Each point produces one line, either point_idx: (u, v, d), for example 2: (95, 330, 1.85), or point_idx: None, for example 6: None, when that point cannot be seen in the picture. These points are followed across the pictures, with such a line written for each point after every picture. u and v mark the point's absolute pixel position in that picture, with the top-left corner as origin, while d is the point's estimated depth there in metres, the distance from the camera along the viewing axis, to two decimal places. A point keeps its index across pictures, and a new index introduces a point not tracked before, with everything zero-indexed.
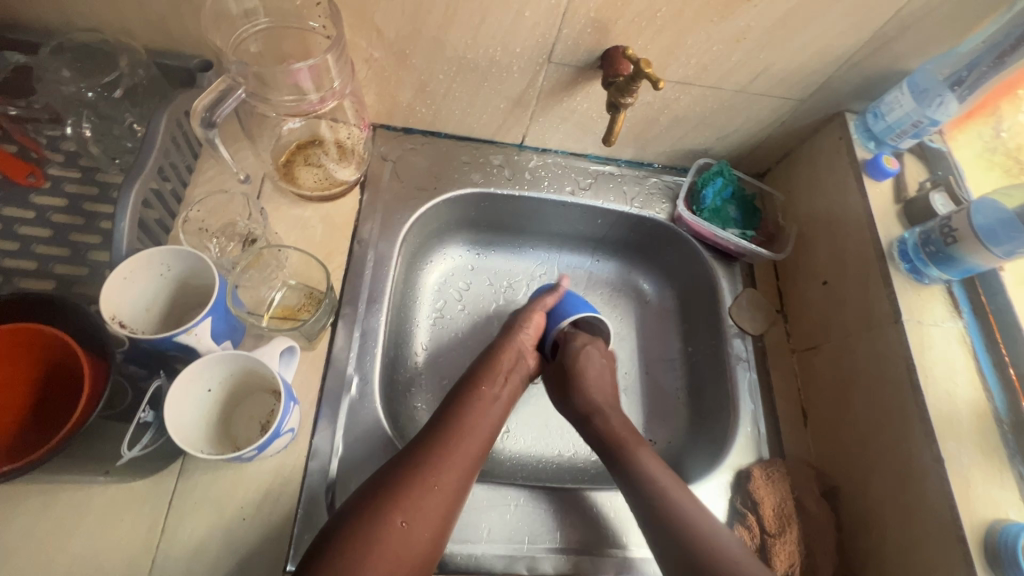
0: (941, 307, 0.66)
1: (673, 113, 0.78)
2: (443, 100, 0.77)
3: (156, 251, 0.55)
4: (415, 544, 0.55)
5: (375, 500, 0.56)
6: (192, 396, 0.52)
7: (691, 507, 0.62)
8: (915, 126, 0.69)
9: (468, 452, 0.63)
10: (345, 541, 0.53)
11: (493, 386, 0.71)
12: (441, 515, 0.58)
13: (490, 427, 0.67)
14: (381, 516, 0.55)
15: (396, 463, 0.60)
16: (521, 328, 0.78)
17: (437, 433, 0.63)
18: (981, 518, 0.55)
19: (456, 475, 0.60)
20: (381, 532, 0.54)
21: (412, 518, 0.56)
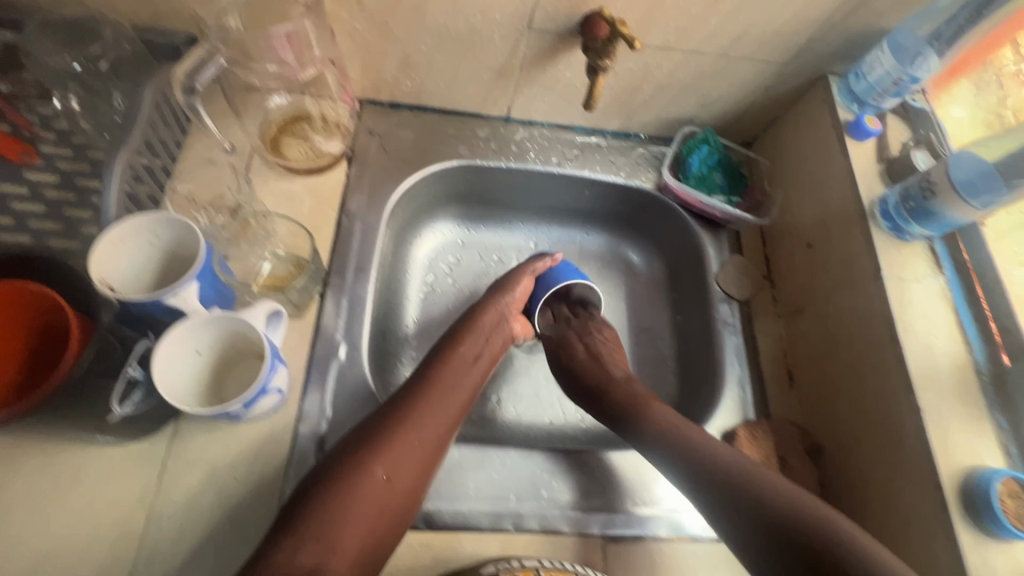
0: (923, 264, 0.66)
1: (657, 80, 0.78)
2: (427, 72, 0.77)
3: (143, 218, 0.56)
4: (398, 497, 0.56)
5: (357, 453, 0.56)
6: (180, 356, 0.54)
7: (719, 449, 0.61)
8: (896, 84, 0.69)
9: (450, 409, 0.64)
10: (327, 493, 0.53)
11: (474, 346, 0.71)
12: (422, 469, 0.59)
13: (472, 386, 0.68)
14: (364, 467, 0.55)
15: (377, 418, 0.60)
16: (507, 290, 0.78)
17: (417, 391, 0.63)
18: (959, 466, 0.56)
19: (439, 430, 0.61)
20: (364, 484, 0.54)
21: (393, 472, 0.57)
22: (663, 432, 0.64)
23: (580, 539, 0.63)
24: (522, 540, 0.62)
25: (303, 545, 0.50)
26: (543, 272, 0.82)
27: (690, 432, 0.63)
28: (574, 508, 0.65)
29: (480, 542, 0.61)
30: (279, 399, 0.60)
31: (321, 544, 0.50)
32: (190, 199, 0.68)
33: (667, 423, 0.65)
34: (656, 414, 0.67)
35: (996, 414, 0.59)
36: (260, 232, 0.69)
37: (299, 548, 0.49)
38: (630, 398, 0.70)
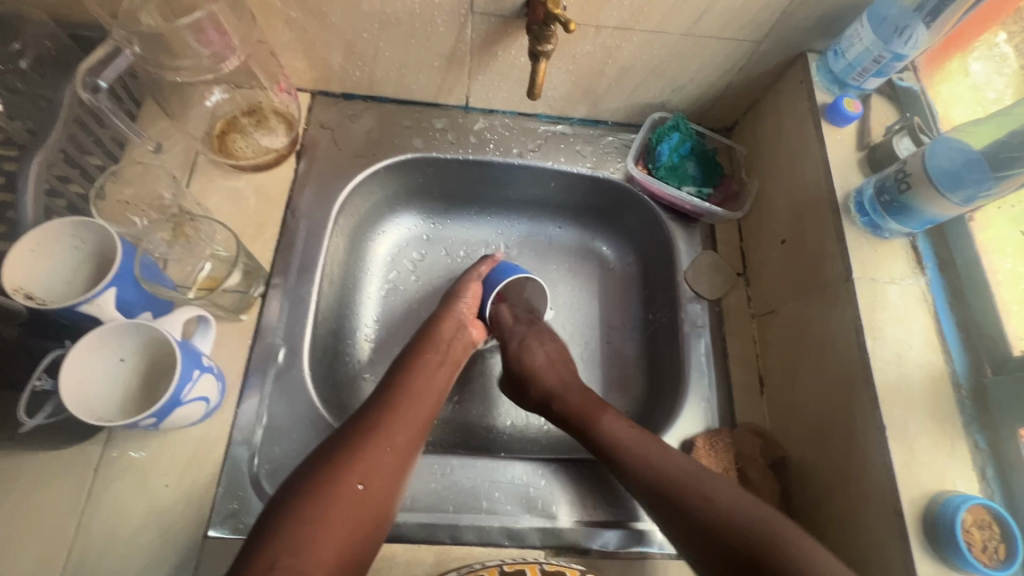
0: (902, 264, 0.60)
1: (619, 64, 0.72)
2: (374, 62, 0.73)
3: (59, 222, 0.53)
4: (374, 507, 0.50)
5: (325, 464, 0.50)
6: (99, 364, 0.52)
7: (656, 461, 0.57)
8: (877, 62, 0.63)
9: (419, 415, 0.59)
10: (295, 507, 0.47)
11: (437, 353, 0.67)
12: (397, 476, 0.53)
13: (438, 391, 0.63)
14: (334, 478, 0.49)
15: (344, 428, 0.55)
16: (459, 298, 0.74)
17: (385, 398, 0.58)
18: (924, 490, 0.51)
19: (408, 435, 0.56)
20: (336, 493, 0.49)
21: (369, 478, 0.51)
22: (612, 443, 0.60)
23: (519, 551, 0.61)
24: (459, 552, 0.60)
25: (278, 564, 0.44)
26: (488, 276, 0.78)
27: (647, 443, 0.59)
28: (515, 520, 0.62)
29: (414, 554, 0.59)
30: (210, 406, 0.60)
31: (297, 560, 0.44)
32: (125, 202, 0.67)
33: (618, 432, 0.61)
34: (606, 422, 0.62)
35: (973, 432, 0.53)
36: (196, 233, 0.66)
37: (274, 568, 0.43)
38: (584, 403, 0.66)
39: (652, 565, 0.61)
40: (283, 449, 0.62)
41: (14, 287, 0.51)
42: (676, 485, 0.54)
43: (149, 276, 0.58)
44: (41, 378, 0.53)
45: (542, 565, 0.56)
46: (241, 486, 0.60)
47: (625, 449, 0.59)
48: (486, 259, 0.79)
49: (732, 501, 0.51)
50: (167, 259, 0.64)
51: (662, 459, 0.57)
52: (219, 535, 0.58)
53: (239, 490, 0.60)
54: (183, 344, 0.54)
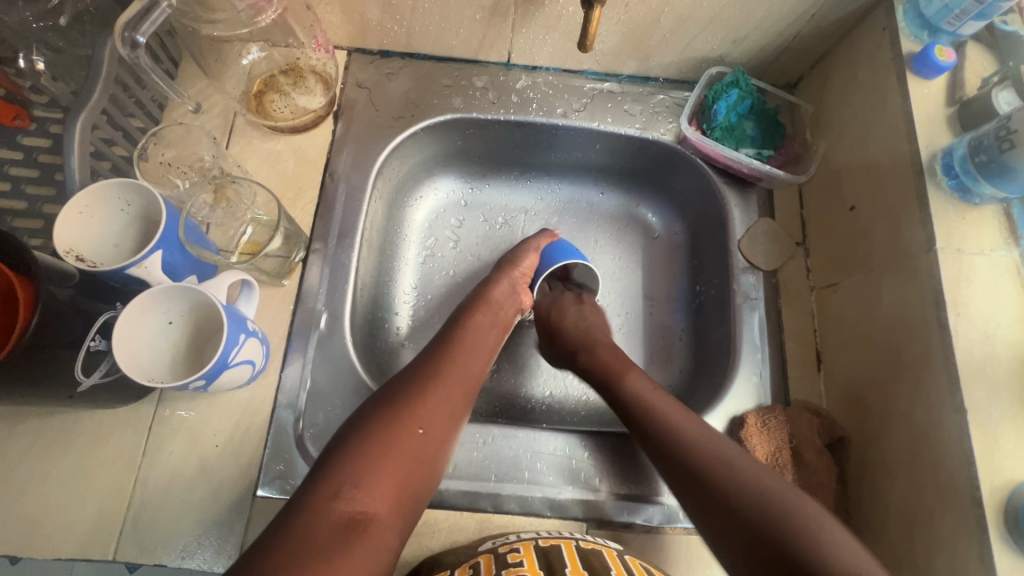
0: (992, 233, 0.54)
1: (676, 12, 0.66)
2: (413, 15, 0.69)
3: (104, 183, 0.53)
4: (432, 452, 0.50)
5: (385, 407, 0.50)
6: (148, 327, 0.52)
7: (676, 421, 0.55)
8: (978, 3, 0.56)
9: (474, 368, 0.58)
10: (356, 442, 0.47)
11: (491, 314, 0.66)
12: (454, 425, 0.53)
13: (491, 350, 0.62)
14: (395, 421, 0.49)
15: (402, 376, 0.55)
16: (515, 263, 0.72)
17: (441, 351, 0.58)
18: (1006, 478, 0.47)
19: (462, 388, 0.56)
20: (398, 435, 0.49)
21: (428, 424, 0.51)
22: (641, 405, 0.58)
23: (560, 522, 0.60)
24: (501, 520, 0.60)
25: (341, 493, 0.44)
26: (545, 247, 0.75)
27: (659, 407, 0.57)
28: (556, 491, 0.61)
29: (457, 520, 0.59)
30: (256, 369, 0.60)
31: (360, 492, 0.44)
32: (166, 164, 0.66)
33: (658, 412, 0.57)
34: (633, 383, 0.61)
35: None
36: (238, 195, 0.65)
37: (337, 497, 0.44)
38: (609, 360, 0.65)
39: (698, 542, 0.60)
40: (327, 412, 0.63)
41: (65, 250, 0.52)
42: (695, 454, 0.52)
43: (194, 240, 0.58)
44: (96, 340, 0.53)
45: (576, 542, 0.54)
46: (287, 448, 0.61)
47: (655, 415, 0.57)
48: (547, 233, 0.76)
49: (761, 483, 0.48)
50: (211, 222, 0.64)
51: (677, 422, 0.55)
52: (268, 494, 0.59)
53: (284, 452, 0.61)
54: (228, 307, 0.54)
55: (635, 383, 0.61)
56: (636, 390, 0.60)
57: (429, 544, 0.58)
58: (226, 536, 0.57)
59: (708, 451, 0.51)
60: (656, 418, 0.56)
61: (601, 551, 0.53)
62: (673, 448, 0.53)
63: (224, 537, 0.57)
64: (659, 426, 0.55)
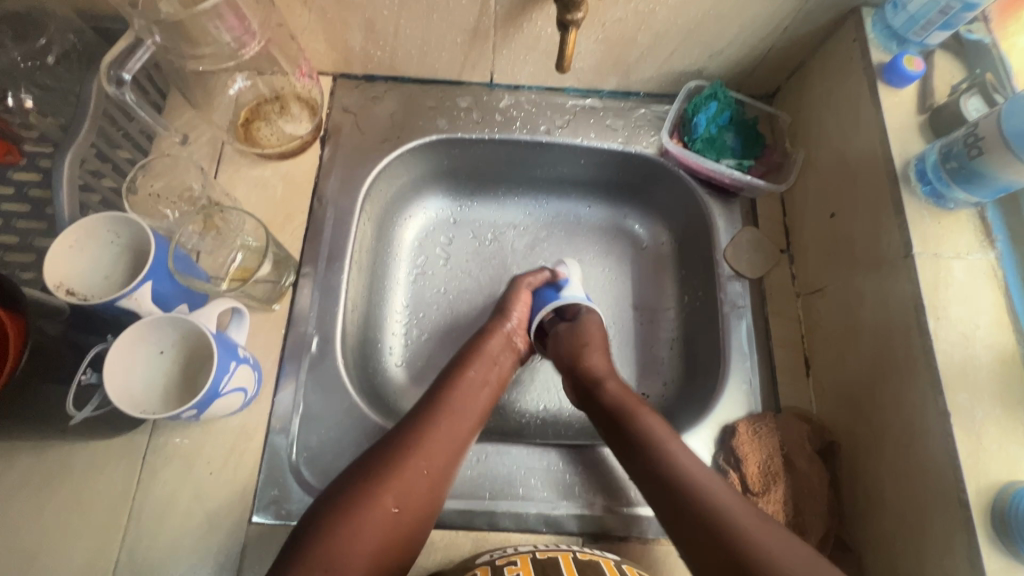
0: (968, 237, 0.56)
1: (652, 29, 0.68)
2: (395, 40, 0.71)
3: (98, 216, 0.54)
4: (405, 531, 0.51)
5: (363, 482, 0.51)
6: (139, 357, 0.53)
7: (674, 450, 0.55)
8: (943, 13, 0.58)
9: (459, 431, 0.58)
10: (329, 524, 0.48)
11: (483, 370, 0.65)
12: (430, 499, 0.53)
13: (480, 410, 0.61)
14: (372, 498, 0.50)
15: (382, 444, 0.55)
16: (510, 311, 0.71)
17: (425, 415, 0.58)
18: (991, 480, 0.47)
19: (444, 458, 0.55)
20: (369, 516, 0.49)
21: (403, 502, 0.51)
22: (646, 450, 0.56)
23: (556, 538, 0.60)
24: (496, 538, 0.60)
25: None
26: (538, 287, 0.74)
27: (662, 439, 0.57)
28: (550, 506, 0.62)
29: (452, 540, 0.59)
30: (248, 396, 0.61)
31: None
32: (156, 195, 0.67)
33: (656, 432, 0.58)
34: (645, 423, 0.59)
35: None
36: (226, 224, 0.66)
37: None
38: (617, 402, 0.62)
39: None
40: (320, 434, 0.63)
41: (56, 284, 0.52)
42: (699, 500, 0.50)
43: (183, 269, 0.58)
44: (87, 373, 0.54)
45: (575, 554, 0.54)
46: (281, 473, 0.61)
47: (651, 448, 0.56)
48: (537, 275, 0.74)
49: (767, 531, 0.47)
50: (200, 250, 0.64)
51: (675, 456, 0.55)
52: (263, 521, 0.59)
53: (279, 477, 0.61)
54: (219, 336, 0.55)
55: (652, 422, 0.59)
56: (653, 427, 0.58)
57: (425, 564, 0.58)
58: (222, 565, 0.57)
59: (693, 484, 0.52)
60: (657, 459, 0.55)
61: (599, 562, 0.53)
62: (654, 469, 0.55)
63: (220, 567, 0.57)
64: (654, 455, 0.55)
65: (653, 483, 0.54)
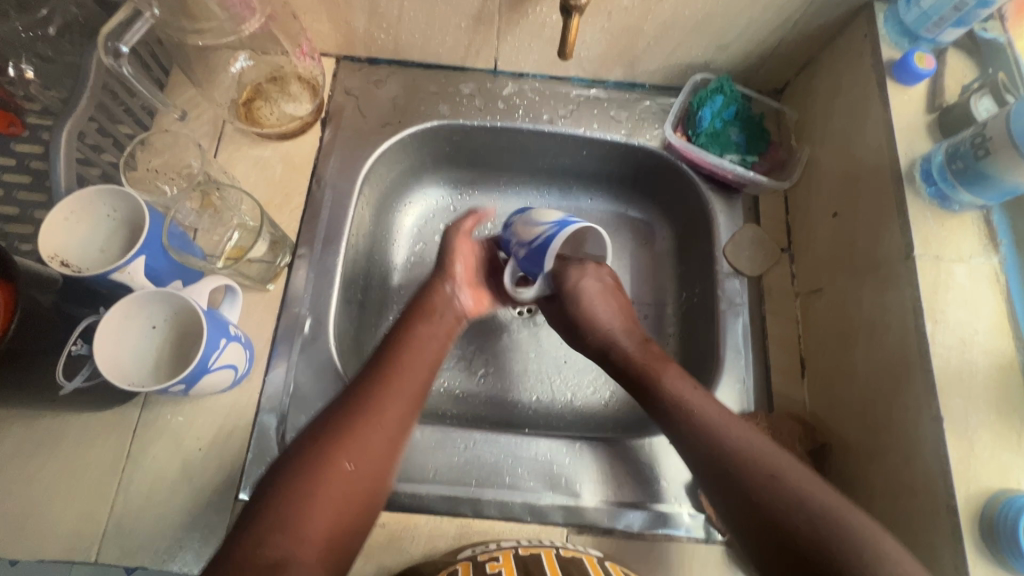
0: (972, 240, 0.54)
1: (659, 19, 0.67)
2: (399, 23, 0.70)
3: (93, 190, 0.54)
4: (364, 487, 0.49)
5: (313, 442, 0.49)
6: (131, 332, 0.53)
7: (710, 417, 0.54)
8: (956, 10, 0.57)
9: (410, 388, 0.56)
10: (282, 483, 0.46)
11: (429, 327, 0.64)
12: (387, 456, 0.51)
13: (429, 365, 0.60)
14: (326, 457, 0.48)
15: (329, 407, 0.53)
16: (452, 263, 0.70)
17: (371, 372, 0.57)
18: (982, 487, 0.47)
19: (398, 411, 0.54)
20: (326, 474, 0.47)
21: (359, 458, 0.49)
22: (681, 409, 0.55)
23: (541, 528, 0.60)
24: (481, 526, 0.60)
25: (266, 540, 0.43)
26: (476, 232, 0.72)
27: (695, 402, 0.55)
28: (537, 496, 0.61)
29: (437, 526, 0.59)
30: (239, 374, 0.61)
31: (285, 537, 0.43)
32: (155, 171, 0.67)
33: (679, 391, 0.57)
34: (670, 384, 0.58)
35: None
36: (223, 203, 0.66)
37: (261, 546, 0.42)
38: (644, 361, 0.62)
39: (678, 548, 0.59)
40: (310, 416, 0.63)
41: (51, 254, 0.52)
42: (743, 464, 0.49)
43: (179, 246, 0.58)
44: (78, 343, 0.56)
45: (557, 551, 0.54)
46: (269, 452, 0.61)
47: (725, 438, 0.51)
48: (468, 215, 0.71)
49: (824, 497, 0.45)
50: (197, 228, 0.65)
51: (744, 441, 0.51)
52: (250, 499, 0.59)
53: (267, 456, 0.61)
54: (210, 312, 0.55)
55: (673, 382, 0.58)
56: (677, 389, 0.57)
57: (409, 549, 0.58)
58: (207, 540, 0.57)
59: (738, 452, 0.50)
60: (699, 424, 0.53)
61: (582, 558, 0.53)
62: (691, 435, 0.53)
63: (205, 541, 0.57)
64: (695, 425, 0.54)
65: (697, 446, 0.53)
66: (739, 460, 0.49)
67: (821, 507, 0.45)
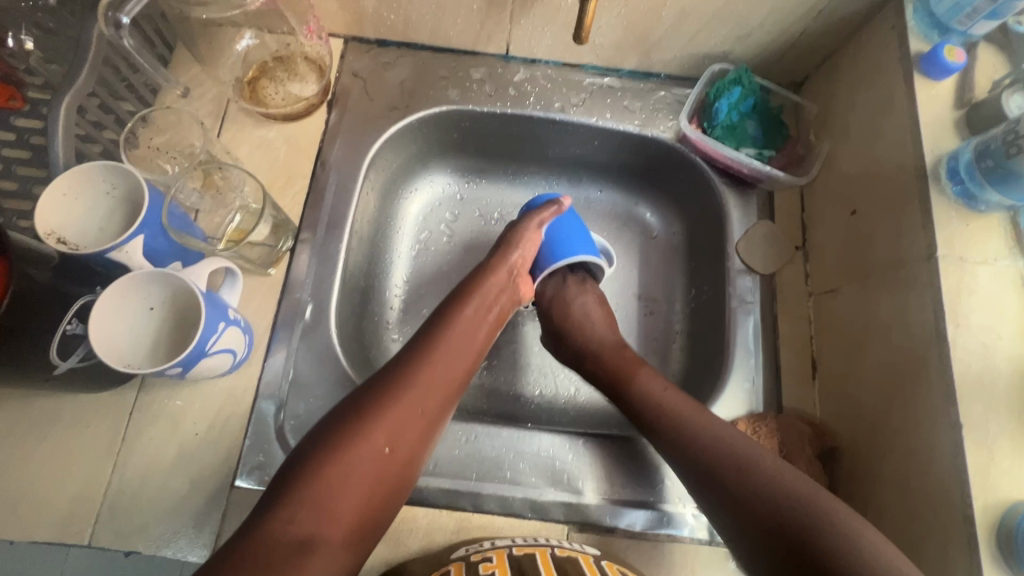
0: (997, 242, 0.53)
1: (678, 5, 0.64)
2: (409, 3, 0.68)
3: (88, 165, 0.52)
4: (397, 472, 0.48)
5: (354, 418, 0.47)
6: (127, 312, 0.52)
7: (698, 422, 0.55)
8: (992, 1, 0.54)
9: (452, 373, 0.54)
10: (320, 459, 0.45)
11: (481, 310, 0.61)
12: (423, 440, 0.50)
13: (477, 349, 0.58)
14: (364, 436, 0.46)
15: (375, 380, 0.51)
16: (515, 247, 0.66)
17: (419, 349, 0.54)
18: (1000, 497, 0.45)
19: (438, 397, 0.52)
20: (361, 453, 0.46)
21: (396, 442, 0.48)
22: (655, 407, 0.58)
23: (541, 524, 0.59)
24: (480, 520, 0.59)
25: (295, 516, 0.42)
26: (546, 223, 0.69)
27: (675, 407, 0.57)
28: (538, 492, 0.60)
29: (435, 519, 0.58)
30: (238, 358, 0.60)
31: (314, 515, 0.42)
32: (156, 149, 0.66)
33: (655, 394, 0.59)
34: (644, 385, 0.60)
35: None
36: (225, 183, 0.64)
37: (292, 521, 0.42)
38: (618, 363, 0.64)
39: (680, 549, 0.58)
40: (309, 404, 0.62)
41: (47, 232, 0.51)
42: (733, 459, 0.51)
43: (178, 226, 0.57)
44: (72, 323, 0.54)
45: (554, 550, 0.53)
46: (266, 439, 0.60)
47: (703, 440, 0.53)
48: (551, 207, 0.69)
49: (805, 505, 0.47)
50: (199, 209, 0.63)
51: (721, 437, 0.53)
52: (246, 485, 0.58)
53: (265, 443, 0.60)
54: (208, 294, 0.53)
55: (647, 383, 0.60)
56: (651, 391, 0.59)
57: (406, 541, 0.57)
58: (201, 527, 0.56)
59: (726, 449, 0.52)
60: (678, 421, 0.56)
61: (580, 559, 0.52)
62: (676, 437, 0.55)
63: (200, 528, 0.56)
64: (675, 429, 0.55)
65: (678, 445, 0.54)
66: (727, 457, 0.51)
67: (803, 492, 0.48)
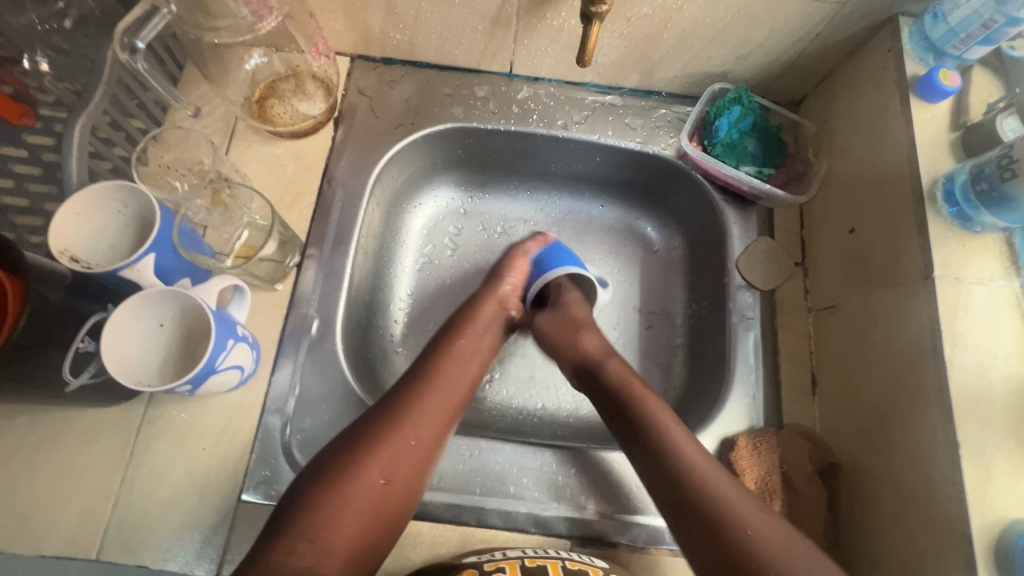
0: (993, 263, 0.54)
1: (679, 27, 0.66)
2: (416, 23, 0.69)
3: (100, 185, 0.53)
4: (392, 502, 0.49)
5: (352, 450, 0.49)
6: (138, 329, 0.52)
7: (685, 448, 0.52)
8: (985, 28, 0.55)
9: (446, 405, 0.56)
10: (320, 486, 0.47)
11: (473, 340, 0.63)
12: (420, 471, 0.51)
13: (471, 380, 0.60)
14: (360, 469, 0.48)
15: (374, 410, 0.53)
16: (504, 276, 0.69)
17: (417, 378, 0.56)
18: (997, 515, 0.46)
19: (434, 426, 0.54)
20: (360, 483, 0.48)
21: (392, 473, 0.49)
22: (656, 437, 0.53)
23: (544, 539, 0.60)
24: (483, 535, 0.59)
25: (295, 547, 0.43)
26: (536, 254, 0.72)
27: (682, 442, 0.52)
28: (540, 507, 0.61)
29: (439, 534, 0.59)
30: (245, 373, 0.60)
31: (313, 546, 0.44)
32: (166, 166, 0.67)
33: (656, 418, 0.55)
34: (650, 409, 0.56)
35: None
36: (234, 201, 0.65)
37: (293, 553, 0.43)
38: (620, 383, 0.60)
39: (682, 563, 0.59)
40: (314, 419, 0.63)
41: (61, 250, 0.52)
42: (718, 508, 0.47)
43: (187, 243, 0.58)
44: (85, 341, 0.55)
45: (564, 563, 0.54)
46: (273, 453, 0.61)
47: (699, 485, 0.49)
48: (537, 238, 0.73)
49: (772, 536, 0.45)
50: (207, 225, 0.66)
51: (720, 483, 0.49)
52: (253, 499, 0.59)
53: (271, 458, 0.61)
54: (217, 312, 0.54)
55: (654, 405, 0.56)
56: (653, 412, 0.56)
57: (410, 555, 0.57)
58: (208, 540, 0.57)
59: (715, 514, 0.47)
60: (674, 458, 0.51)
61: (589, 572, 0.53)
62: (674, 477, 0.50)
63: (207, 541, 0.57)
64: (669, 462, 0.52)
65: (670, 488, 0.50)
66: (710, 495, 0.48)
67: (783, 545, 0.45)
